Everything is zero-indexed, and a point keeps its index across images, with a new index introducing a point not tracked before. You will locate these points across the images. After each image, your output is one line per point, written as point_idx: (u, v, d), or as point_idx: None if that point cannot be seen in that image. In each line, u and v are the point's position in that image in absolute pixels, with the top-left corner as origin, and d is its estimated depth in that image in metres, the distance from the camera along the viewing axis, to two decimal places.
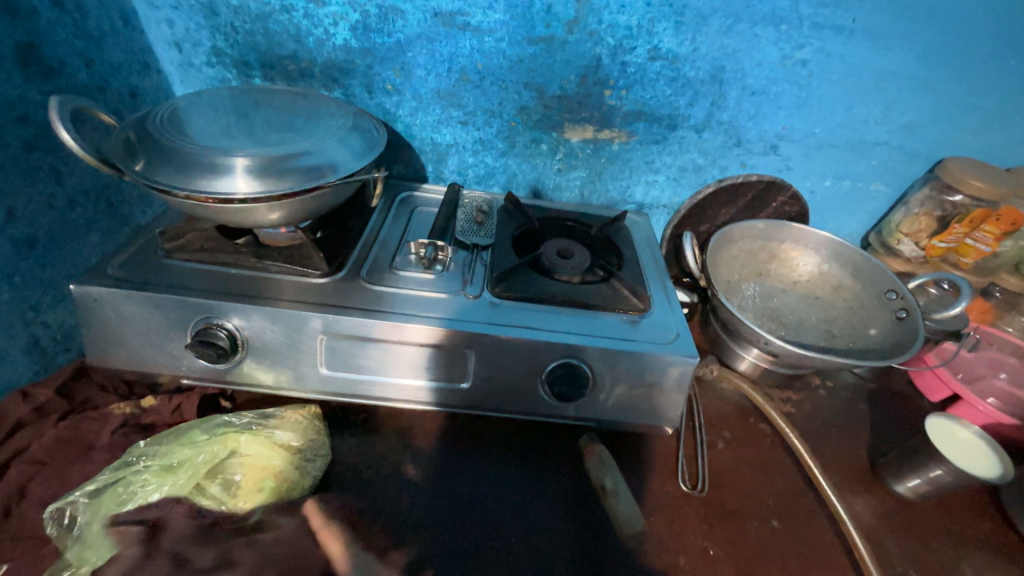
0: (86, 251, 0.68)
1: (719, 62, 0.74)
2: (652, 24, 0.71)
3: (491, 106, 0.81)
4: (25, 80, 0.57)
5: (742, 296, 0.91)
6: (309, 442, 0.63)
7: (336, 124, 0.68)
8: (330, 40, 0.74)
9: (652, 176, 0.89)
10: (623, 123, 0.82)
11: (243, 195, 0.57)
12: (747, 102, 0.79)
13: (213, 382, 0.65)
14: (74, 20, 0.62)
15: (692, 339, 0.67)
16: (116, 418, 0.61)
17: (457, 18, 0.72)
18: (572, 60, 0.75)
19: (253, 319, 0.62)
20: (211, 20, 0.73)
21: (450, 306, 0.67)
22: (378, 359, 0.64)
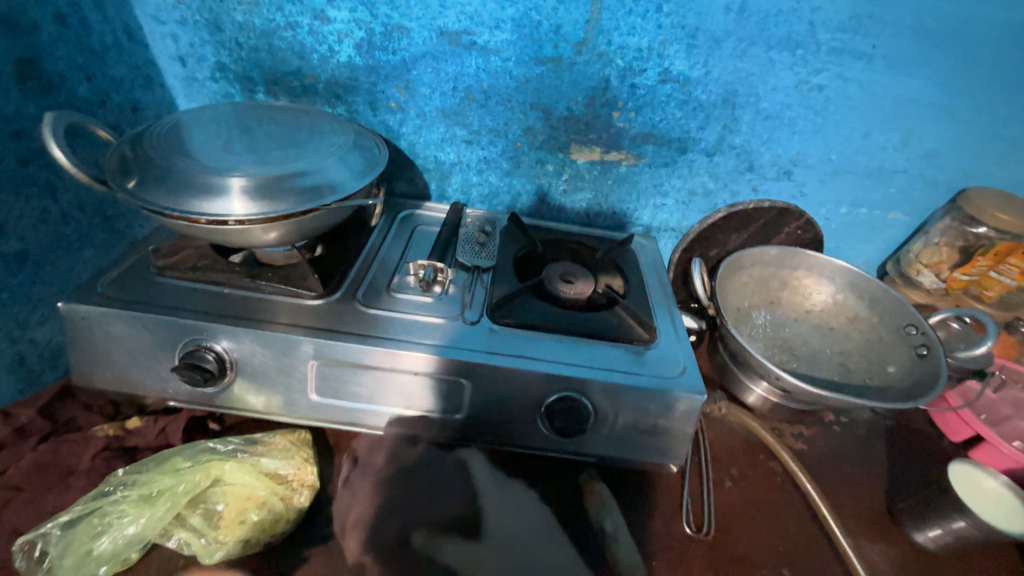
0: (79, 266, 0.67)
1: (732, 86, 0.72)
2: (664, 46, 0.68)
3: (497, 125, 0.79)
4: (23, 95, 0.56)
5: (753, 325, 0.87)
6: (297, 471, 0.61)
7: (337, 143, 0.67)
8: (335, 57, 0.73)
9: (661, 199, 0.87)
10: (632, 145, 0.80)
11: (237, 218, 0.55)
12: (760, 126, 0.76)
13: (202, 405, 0.64)
14: (77, 35, 0.62)
15: (699, 374, 0.64)
16: (98, 441, 0.59)
17: (463, 38, 0.70)
18: (580, 81, 0.73)
19: (242, 341, 0.60)
20: (216, 36, 0.72)
21: (447, 333, 0.65)
22: (369, 386, 0.62)
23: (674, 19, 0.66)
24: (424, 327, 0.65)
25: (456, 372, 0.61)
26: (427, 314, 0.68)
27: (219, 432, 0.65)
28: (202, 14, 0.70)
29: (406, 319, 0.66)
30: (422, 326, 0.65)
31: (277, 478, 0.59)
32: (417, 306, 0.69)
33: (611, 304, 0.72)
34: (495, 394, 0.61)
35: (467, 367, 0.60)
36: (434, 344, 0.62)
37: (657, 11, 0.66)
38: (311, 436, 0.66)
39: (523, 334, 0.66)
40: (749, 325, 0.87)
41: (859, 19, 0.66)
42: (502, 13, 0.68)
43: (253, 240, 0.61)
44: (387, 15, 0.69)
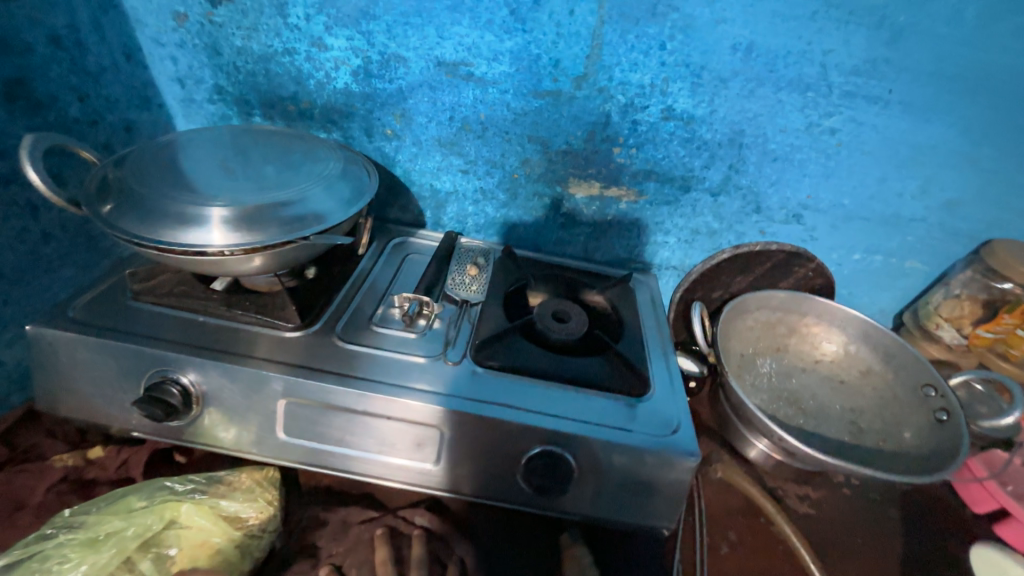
0: (56, 286, 0.66)
1: (738, 126, 0.69)
2: (667, 84, 0.66)
3: (494, 157, 0.77)
4: (10, 115, 0.56)
5: (757, 373, 0.82)
6: (258, 515, 0.57)
7: (327, 171, 0.66)
8: (331, 83, 0.72)
9: (662, 237, 0.83)
10: (632, 181, 0.77)
11: (213, 249, 0.54)
12: (767, 168, 0.73)
13: (167, 438, 0.60)
14: (72, 57, 0.62)
15: (693, 433, 0.60)
16: (56, 472, 0.57)
17: (461, 69, 0.68)
18: (579, 116, 0.70)
19: (210, 375, 0.57)
20: (214, 59, 0.72)
21: (425, 375, 0.61)
22: (340, 430, 0.58)
23: (679, 57, 0.64)
24: (403, 366, 0.62)
25: (432, 419, 0.57)
26: (408, 351, 0.65)
27: (184, 466, 0.62)
28: (201, 37, 0.70)
29: (385, 356, 0.63)
30: (400, 365, 0.62)
31: (236, 523, 0.56)
32: (399, 342, 0.66)
33: (604, 348, 0.68)
34: (472, 444, 0.58)
35: (443, 414, 0.57)
36: (411, 387, 0.59)
37: (661, 48, 0.63)
38: (280, 473, 0.62)
39: (507, 379, 0.62)
40: (754, 373, 0.82)
41: (874, 63, 0.63)
42: (500, 45, 0.66)
43: (230, 269, 0.59)
44: (385, 44, 0.68)
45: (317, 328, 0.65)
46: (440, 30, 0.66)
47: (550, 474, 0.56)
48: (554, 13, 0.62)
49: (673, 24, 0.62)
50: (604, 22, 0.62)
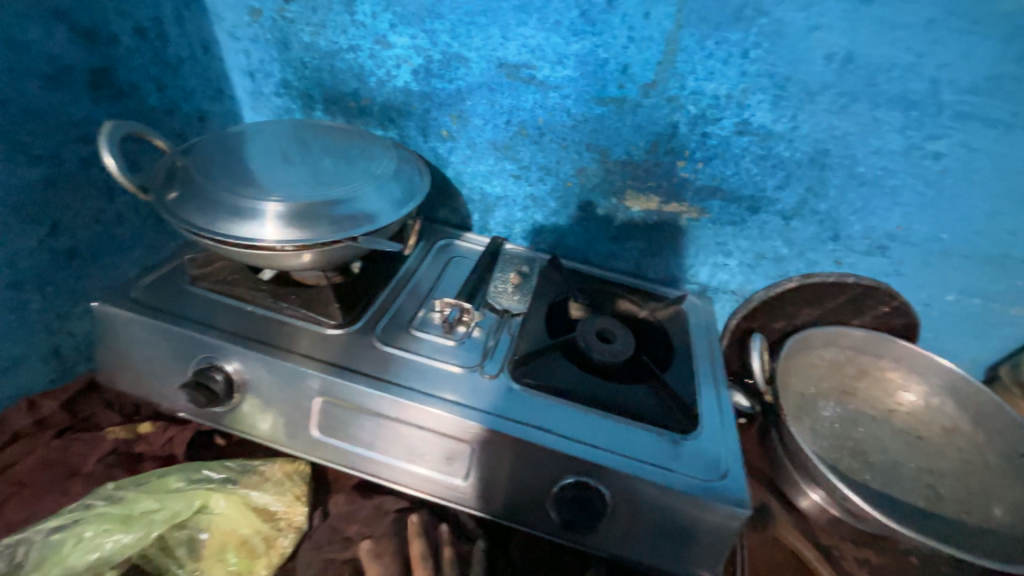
0: (125, 265, 0.69)
1: (823, 145, 0.62)
2: (745, 95, 0.60)
3: (548, 163, 0.74)
4: (94, 102, 0.59)
5: (819, 416, 0.74)
6: (287, 509, 0.58)
7: (380, 169, 0.65)
8: (391, 81, 0.72)
9: (723, 259, 0.77)
10: (696, 198, 0.71)
11: (265, 243, 0.54)
12: (853, 192, 0.65)
13: (209, 421, 0.62)
14: (154, 48, 0.65)
15: (744, 482, 0.54)
16: (107, 443, 0.60)
17: (522, 71, 0.66)
18: (644, 125, 0.66)
19: (252, 365, 0.58)
20: (283, 54, 0.73)
21: (459, 386, 0.59)
22: (371, 433, 0.58)
23: (762, 66, 0.58)
24: (439, 375, 0.60)
25: (462, 434, 0.55)
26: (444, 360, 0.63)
27: (223, 449, 0.65)
28: (273, 32, 0.72)
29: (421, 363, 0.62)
30: (436, 373, 0.61)
31: (265, 514, 0.58)
32: (436, 349, 0.64)
33: (650, 376, 0.64)
34: (502, 465, 0.55)
35: (475, 430, 0.55)
36: (444, 398, 0.57)
37: (742, 56, 0.58)
38: (309, 468, 0.63)
39: (543, 400, 0.59)
40: (815, 417, 0.74)
41: (996, 81, 0.55)
42: (566, 47, 0.62)
43: (279, 263, 0.59)
44: (447, 44, 0.66)
45: (357, 327, 0.64)
46: (505, 31, 0.63)
47: (582, 510, 0.52)
48: (627, 15, 0.58)
49: (759, 30, 0.56)
50: (681, 26, 0.58)
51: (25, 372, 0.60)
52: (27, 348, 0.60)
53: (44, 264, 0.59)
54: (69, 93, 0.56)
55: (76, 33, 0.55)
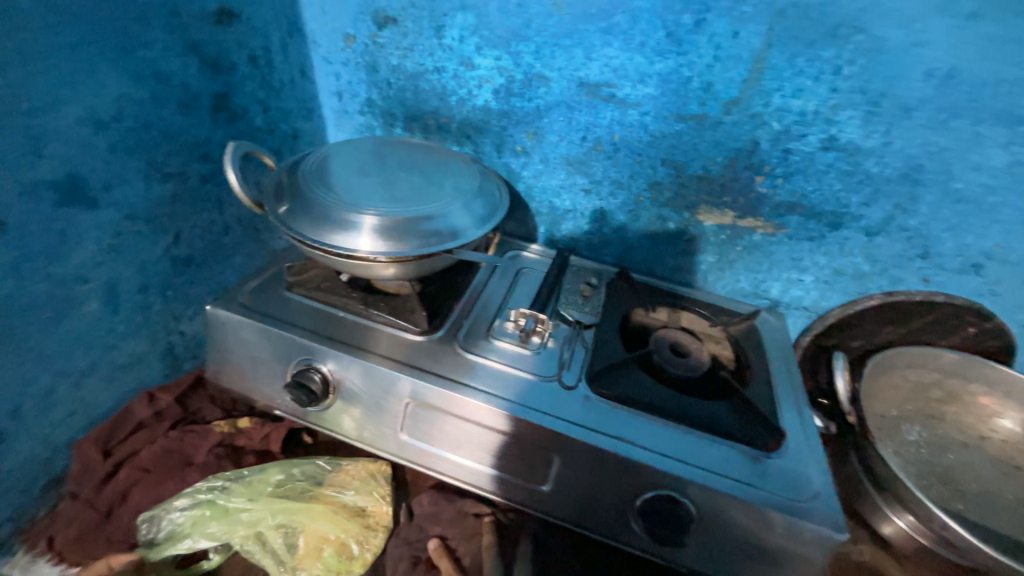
0: (227, 271, 0.75)
1: (916, 161, 0.61)
2: (834, 112, 0.60)
3: (621, 178, 0.76)
4: (213, 125, 0.66)
5: (902, 440, 0.72)
6: (377, 509, 0.62)
7: (465, 186, 0.68)
8: (472, 100, 0.75)
9: (798, 275, 0.76)
10: (773, 214, 0.71)
11: (364, 254, 0.58)
12: (946, 209, 0.63)
13: (301, 418, 0.66)
14: (263, 74, 0.71)
15: (837, 505, 0.53)
16: (215, 435, 0.64)
17: (603, 89, 0.68)
18: (724, 141, 0.66)
19: (348, 368, 0.62)
20: (371, 76, 0.78)
21: (541, 395, 0.61)
22: (457, 437, 0.60)
23: (855, 83, 0.57)
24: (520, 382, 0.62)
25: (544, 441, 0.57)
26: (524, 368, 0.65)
27: (311, 445, 0.69)
28: (364, 56, 0.77)
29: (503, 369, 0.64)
30: (516, 381, 0.62)
31: (355, 513, 0.61)
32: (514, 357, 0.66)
33: (730, 392, 0.63)
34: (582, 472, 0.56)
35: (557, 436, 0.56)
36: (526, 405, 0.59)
37: (834, 73, 0.58)
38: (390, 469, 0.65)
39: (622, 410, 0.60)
40: (898, 442, 0.71)
41: None
42: (650, 67, 0.64)
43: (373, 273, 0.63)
44: (530, 64, 0.69)
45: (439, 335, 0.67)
46: (589, 52, 0.66)
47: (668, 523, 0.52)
48: (715, 35, 0.59)
49: (855, 47, 0.56)
50: (771, 45, 0.58)
51: (145, 368, 0.66)
52: (149, 346, 0.66)
53: (167, 270, 0.65)
54: (196, 117, 0.63)
55: (205, 64, 0.62)
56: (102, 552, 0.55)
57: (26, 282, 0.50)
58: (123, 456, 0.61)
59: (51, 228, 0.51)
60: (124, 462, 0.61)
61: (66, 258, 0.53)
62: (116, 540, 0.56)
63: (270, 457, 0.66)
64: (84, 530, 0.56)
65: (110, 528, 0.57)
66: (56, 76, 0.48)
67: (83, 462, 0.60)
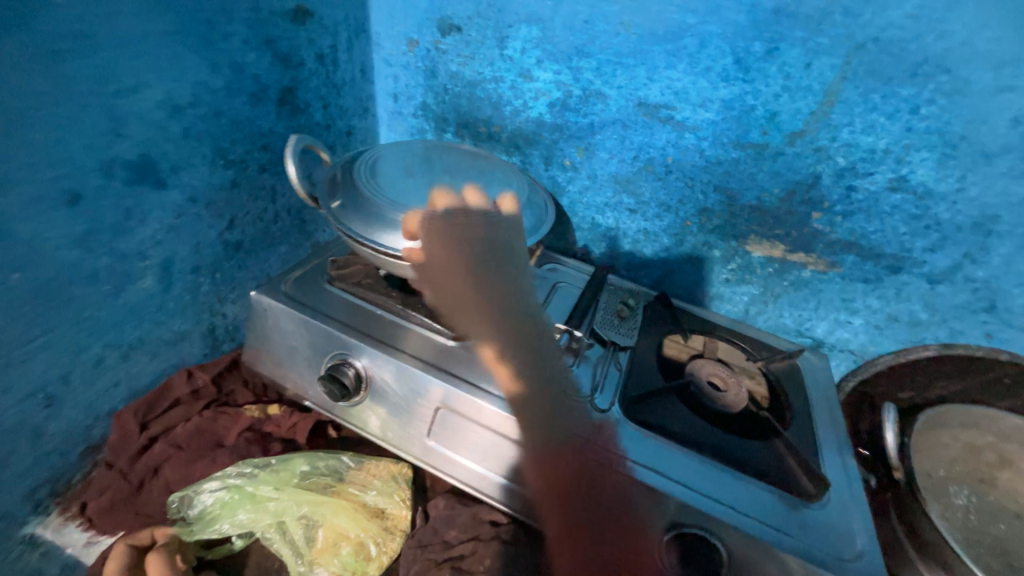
0: (272, 259, 0.77)
1: (992, 210, 0.57)
2: (907, 152, 0.57)
3: (670, 201, 0.74)
4: (277, 117, 0.68)
5: (948, 502, 0.68)
6: (397, 513, 0.61)
7: (511, 195, 0.68)
8: (526, 111, 0.76)
9: (847, 316, 0.73)
10: (827, 251, 0.68)
11: (410, 256, 0.58)
12: (1021, 263, 0.60)
13: (329, 411, 0.67)
14: (327, 72, 0.73)
15: (883, 570, 0.50)
16: (245, 419, 0.66)
17: (662, 111, 0.67)
18: (784, 173, 0.64)
19: (381, 367, 0.62)
20: (429, 80, 0.80)
21: (573, 415, 0.59)
22: (483, 448, 0.59)
23: (933, 124, 0.55)
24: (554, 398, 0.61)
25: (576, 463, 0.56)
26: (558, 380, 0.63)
27: (335, 439, 0.69)
28: (424, 61, 0.78)
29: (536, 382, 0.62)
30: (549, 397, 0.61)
31: (375, 513, 0.61)
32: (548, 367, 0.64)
33: (770, 433, 0.60)
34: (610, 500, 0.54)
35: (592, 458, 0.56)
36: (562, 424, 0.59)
37: (911, 112, 0.55)
38: (411, 472, 0.65)
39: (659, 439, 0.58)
40: (944, 504, 0.67)
41: None
42: (713, 92, 0.63)
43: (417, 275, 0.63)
44: (590, 81, 0.69)
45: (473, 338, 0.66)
46: (652, 72, 0.65)
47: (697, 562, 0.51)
48: (786, 64, 0.58)
49: (937, 88, 0.53)
50: (846, 78, 0.56)
51: (187, 346, 0.68)
52: (193, 325, 0.68)
53: (219, 253, 0.67)
54: (263, 109, 0.65)
55: (277, 58, 0.64)
56: (130, 524, 0.57)
57: (92, 253, 0.52)
58: (158, 430, 0.63)
59: (121, 205, 0.53)
60: (158, 437, 0.62)
61: (130, 234, 0.55)
62: (144, 513, 0.58)
63: (294, 448, 0.66)
64: (116, 500, 0.58)
65: (140, 501, 0.58)
66: (144, 61, 0.50)
67: (121, 432, 0.61)
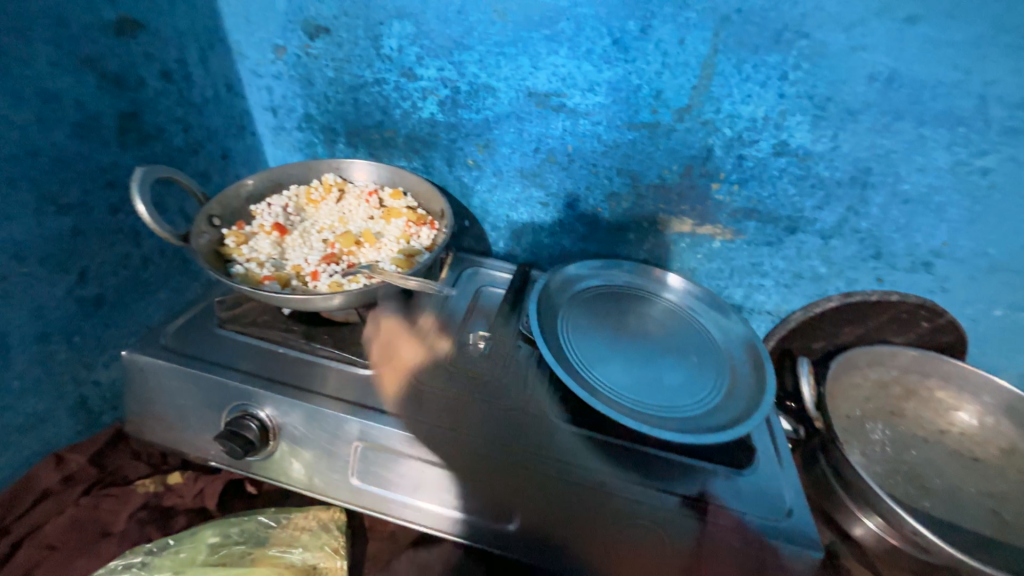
0: (152, 308, 0.68)
1: (865, 164, 0.60)
2: (784, 117, 0.59)
3: (577, 189, 0.73)
4: (121, 148, 0.59)
5: (866, 439, 0.66)
6: (327, 564, 0.55)
7: (672, 402, 0.57)
8: (417, 112, 0.71)
9: (758, 280, 0.75)
10: (730, 220, 0.69)
11: (316, 299, 0.55)
12: (896, 210, 0.63)
13: (239, 468, 0.60)
14: (180, 90, 0.65)
15: (811, 520, 0.52)
16: (138, 497, 0.58)
17: (553, 99, 0.65)
18: (678, 150, 0.65)
19: (288, 411, 0.56)
20: (306, 89, 0.73)
21: (503, 428, 0.57)
22: (412, 480, 0.55)
23: (802, 88, 0.57)
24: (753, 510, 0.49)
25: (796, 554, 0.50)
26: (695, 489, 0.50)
27: (254, 497, 0.62)
28: (296, 68, 0.71)
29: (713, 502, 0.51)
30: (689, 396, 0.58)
31: (305, 572, 0.55)
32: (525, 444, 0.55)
33: None
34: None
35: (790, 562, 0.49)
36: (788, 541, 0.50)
37: (781, 78, 0.57)
38: (345, 516, 0.60)
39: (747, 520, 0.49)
40: (864, 445, 0.66)
41: None
42: (598, 75, 0.62)
43: (333, 288, 0.60)
44: (475, 75, 0.66)
45: (404, 356, 0.64)
46: (535, 60, 0.63)
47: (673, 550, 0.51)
48: (662, 41, 0.58)
49: (800, 52, 0.55)
50: (718, 51, 0.57)
51: (51, 428, 0.59)
52: (54, 402, 0.59)
53: (73, 313, 0.58)
54: (99, 141, 0.56)
55: (106, 80, 0.56)
56: None
57: None
58: (22, 533, 0.54)
59: None
60: (22, 542, 0.53)
61: None
62: None
63: (204, 517, 0.59)
64: None
65: None
66: None
67: None
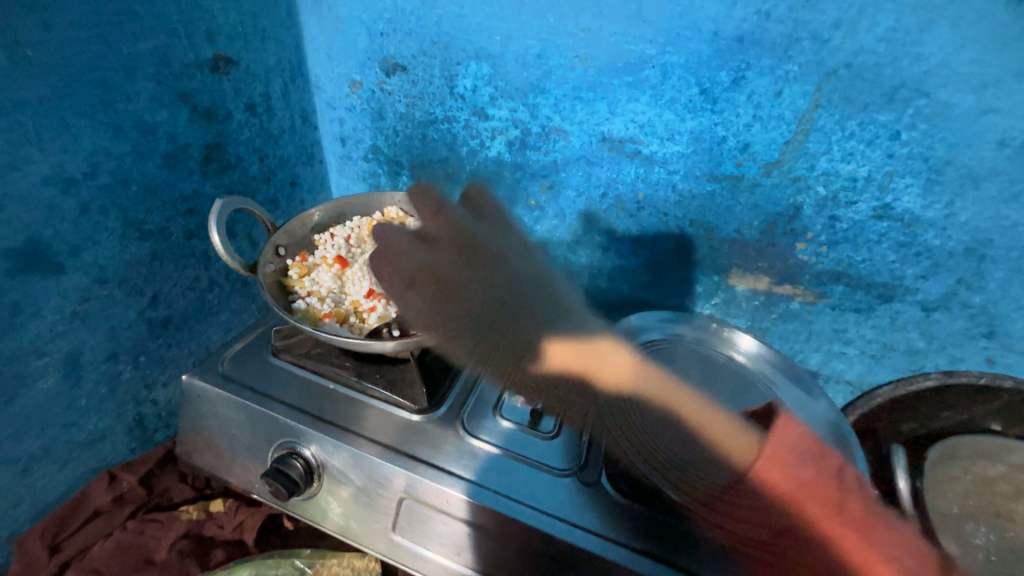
0: (211, 330, 0.69)
1: (985, 235, 0.53)
2: (890, 178, 0.53)
3: (644, 236, 0.69)
4: (203, 177, 0.61)
5: (966, 543, 0.54)
6: None
7: None
8: (484, 151, 0.70)
9: (840, 347, 0.67)
10: (814, 282, 0.63)
11: (373, 346, 0.54)
12: (1018, 287, 0.55)
13: (279, 505, 0.58)
14: (261, 122, 0.67)
15: None
16: (181, 525, 0.57)
17: (628, 145, 0.62)
18: (762, 205, 0.60)
19: (334, 454, 0.55)
20: (377, 122, 0.74)
21: (554, 495, 0.52)
22: (454, 541, 0.52)
23: (914, 150, 0.51)
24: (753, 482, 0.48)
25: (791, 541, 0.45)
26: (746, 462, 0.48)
27: (290, 535, 0.60)
28: (369, 103, 0.72)
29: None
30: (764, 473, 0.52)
31: None
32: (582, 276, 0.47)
33: None
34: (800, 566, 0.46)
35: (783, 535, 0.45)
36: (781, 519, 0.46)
37: (891, 138, 0.51)
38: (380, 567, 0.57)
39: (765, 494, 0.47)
40: (965, 549, 0.53)
41: None
42: (680, 124, 0.59)
43: (391, 326, 0.59)
44: (548, 117, 0.64)
45: None
46: (613, 107, 0.61)
47: None
48: (755, 93, 0.54)
49: (916, 112, 0.50)
50: (820, 106, 0.53)
51: (109, 445, 0.60)
52: (115, 419, 0.60)
53: (142, 334, 0.59)
54: (184, 171, 0.58)
55: (197, 113, 0.58)
56: None
57: None
58: (72, 553, 0.54)
59: (4, 301, 0.46)
60: (71, 562, 0.54)
61: (20, 332, 0.48)
62: None
63: (241, 551, 0.58)
64: None
65: None
66: (21, 135, 0.44)
67: (25, 562, 0.53)
